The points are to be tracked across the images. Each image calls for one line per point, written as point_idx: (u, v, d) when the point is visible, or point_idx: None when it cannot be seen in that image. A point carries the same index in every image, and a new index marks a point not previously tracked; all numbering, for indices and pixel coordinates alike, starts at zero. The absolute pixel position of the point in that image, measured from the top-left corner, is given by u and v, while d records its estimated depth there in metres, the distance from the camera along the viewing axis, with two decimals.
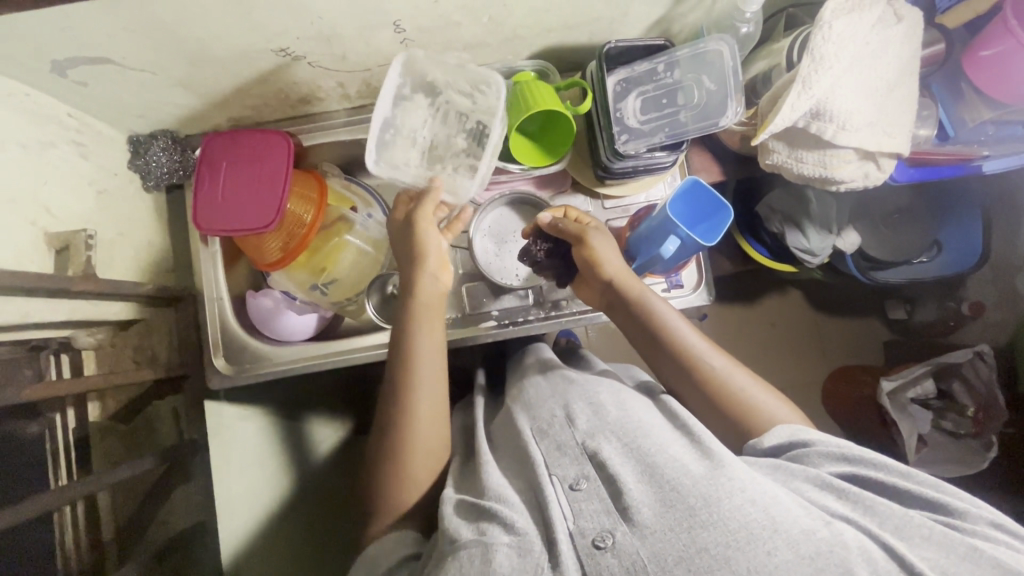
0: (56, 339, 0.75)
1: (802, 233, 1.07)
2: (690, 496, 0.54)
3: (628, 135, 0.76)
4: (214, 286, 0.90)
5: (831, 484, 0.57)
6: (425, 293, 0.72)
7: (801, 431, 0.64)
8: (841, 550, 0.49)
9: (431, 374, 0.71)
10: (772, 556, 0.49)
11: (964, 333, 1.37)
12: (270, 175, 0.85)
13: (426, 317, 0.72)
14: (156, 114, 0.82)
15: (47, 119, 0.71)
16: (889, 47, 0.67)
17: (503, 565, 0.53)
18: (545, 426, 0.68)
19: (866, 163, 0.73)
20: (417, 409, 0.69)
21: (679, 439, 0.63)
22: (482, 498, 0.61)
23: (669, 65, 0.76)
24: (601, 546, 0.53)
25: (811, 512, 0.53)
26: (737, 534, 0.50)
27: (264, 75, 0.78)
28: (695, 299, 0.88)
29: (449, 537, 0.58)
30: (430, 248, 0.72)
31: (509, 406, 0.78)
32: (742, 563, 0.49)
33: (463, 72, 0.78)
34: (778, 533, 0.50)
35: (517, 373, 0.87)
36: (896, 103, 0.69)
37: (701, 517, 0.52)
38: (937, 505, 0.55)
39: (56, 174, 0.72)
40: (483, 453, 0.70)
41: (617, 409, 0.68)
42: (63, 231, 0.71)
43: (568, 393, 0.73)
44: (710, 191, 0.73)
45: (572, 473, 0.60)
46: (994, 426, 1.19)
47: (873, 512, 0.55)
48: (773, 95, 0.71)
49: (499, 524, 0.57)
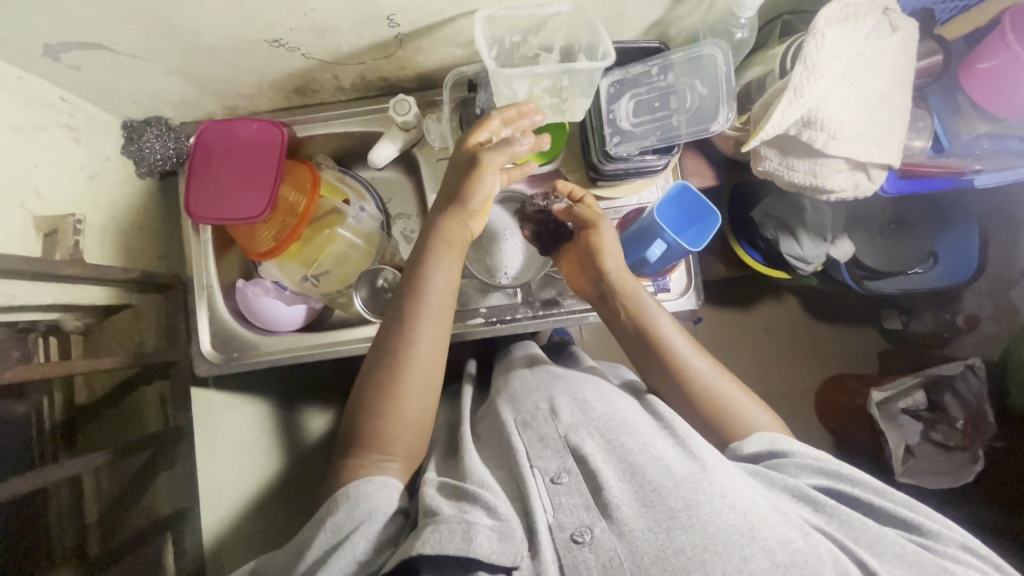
0: (43, 322, 0.77)
1: (796, 240, 1.07)
2: (670, 498, 0.55)
3: (621, 136, 0.76)
4: (205, 273, 0.91)
5: (808, 497, 0.58)
6: (453, 233, 0.72)
7: (781, 440, 0.65)
8: (816, 563, 0.50)
9: (438, 318, 0.71)
10: (748, 563, 0.49)
11: (961, 345, 1.34)
12: (264, 165, 0.86)
13: (445, 254, 0.71)
14: (149, 100, 0.83)
15: (40, 102, 0.71)
16: (883, 57, 0.66)
17: (482, 544, 0.54)
18: (529, 418, 0.68)
19: (857, 172, 0.72)
20: (419, 347, 0.69)
21: (664, 437, 0.64)
22: (464, 481, 0.62)
23: (663, 68, 0.75)
24: (579, 540, 0.55)
25: (789, 520, 0.54)
26: (715, 537, 0.51)
27: (258, 65, 0.78)
28: (684, 303, 0.88)
29: (430, 510, 0.59)
30: (479, 193, 0.69)
31: (494, 399, 0.78)
32: (716, 566, 0.49)
33: (539, 23, 0.72)
34: (755, 541, 0.51)
35: (503, 367, 0.87)
36: (889, 114, 0.69)
37: (680, 519, 0.53)
38: (910, 525, 0.57)
39: (47, 158, 0.72)
40: (466, 442, 0.70)
41: (601, 404, 0.69)
42: (52, 215, 0.70)
43: (554, 387, 0.73)
44: (698, 196, 0.72)
45: (553, 466, 0.61)
46: (982, 440, 1.18)
47: (849, 527, 0.56)
48: (766, 102, 0.70)
49: (481, 507, 0.58)
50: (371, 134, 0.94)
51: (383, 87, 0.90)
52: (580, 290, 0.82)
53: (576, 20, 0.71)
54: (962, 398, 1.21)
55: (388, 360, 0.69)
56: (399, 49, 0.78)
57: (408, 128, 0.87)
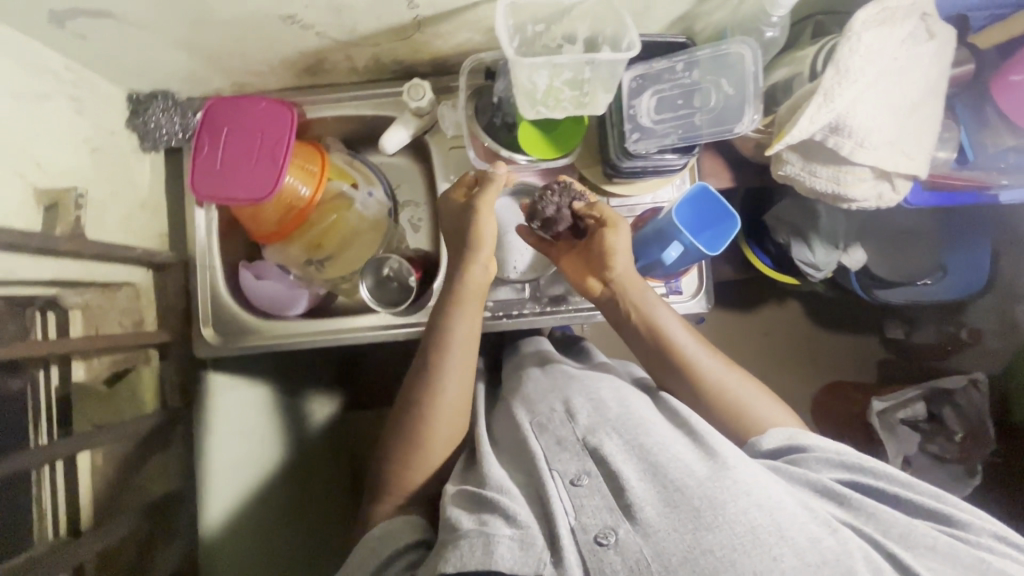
0: (42, 296, 0.74)
1: (808, 247, 1.06)
2: (694, 497, 0.53)
3: (640, 133, 0.74)
4: (207, 254, 0.89)
5: (832, 491, 0.57)
6: (473, 282, 0.75)
7: (800, 436, 0.65)
8: (847, 559, 0.49)
9: (463, 366, 0.74)
10: (779, 562, 0.48)
11: (960, 359, 1.36)
12: (271, 146, 0.84)
13: (468, 303, 0.75)
14: (155, 73, 0.80)
15: (42, 70, 0.69)
16: (918, 65, 0.64)
17: (505, 556, 0.53)
18: (545, 421, 0.68)
19: (881, 182, 0.71)
20: (443, 397, 0.72)
21: (684, 441, 0.62)
22: (483, 488, 0.61)
23: (688, 65, 0.73)
24: (603, 542, 0.53)
25: (817, 517, 0.53)
26: (743, 537, 0.49)
27: (270, 41, 0.75)
28: (694, 306, 0.86)
29: (452, 525, 0.57)
30: (484, 233, 0.74)
31: (508, 401, 0.77)
32: (747, 566, 0.48)
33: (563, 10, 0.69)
34: (785, 540, 0.49)
35: (515, 366, 0.88)
36: (920, 124, 0.67)
37: (706, 519, 0.51)
38: (940, 515, 0.56)
39: (49, 128, 0.69)
40: (484, 445, 0.69)
41: (618, 406, 0.69)
42: (53, 188, 0.68)
43: (568, 388, 0.73)
44: (719, 199, 0.70)
45: (573, 469, 0.60)
46: (981, 453, 1.19)
47: (878, 522, 0.55)
48: (793, 105, 0.69)
49: (500, 516, 0.57)
50: (382, 119, 0.91)
51: (397, 71, 0.87)
52: (583, 288, 0.79)
53: (602, 10, 0.69)
54: (966, 413, 1.22)
55: (416, 412, 0.72)
56: (417, 32, 0.76)
57: (421, 114, 0.85)
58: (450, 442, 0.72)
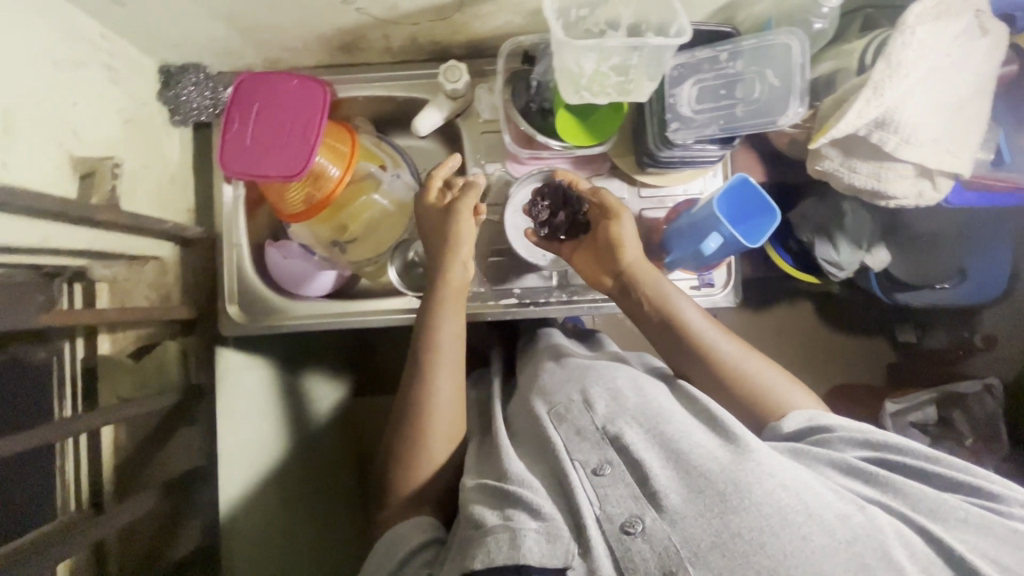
0: (72, 268, 0.74)
1: (833, 246, 1.05)
2: (719, 482, 0.53)
3: (680, 123, 0.73)
4: (235, 230, 0.89)
5: (856, 470, 0.58)
6: (454, 285, 0.76)
7: (821, 417, 0.64)
8: (878, 535, 0.50)
9: (451, 370, 0.74)
10: (809, 542, 0.49)
11: (971, 363, 1.36)
12: (302, 123, 0.82)
13: (453, 304, 0.76)
14: (189, 45, 0.79)
15: (80, 37, 0.67)
16: (969, 62, 0.64)
17: (532, 549, 0.53)
18: (563, 411, 0.66)
19: (922, 179, 0.70)
20: (436, 400, 0.72)
21: (700, 426, 0.62)
22: (504, 481, 0.61)
23: (732, 55, 0.72)
24: (630, 531, 0.53)
25: (843, 496, 0.53)
26: (771, 519, 0.50)
27: (309, 15, 0.74)
28: (722, 300, 0.86)
29: (475, 522, 0.57)
30: (466, 237, 0.76)
31: (523, 394, 0.76)
32: (777, 548, 0.49)
33: None
34: (813, 520, 0.50)
35: (530, 365, 0.83)
36: (965, 122, 0.67)
37: (732, 503, 0.52)
38: (971, 488, 0.55)
39: (83, 96, 0.68)
40: (501, 438, 0.68)
41: (635, 395, 0.67)
42: (88, 157, 0.68)
43: (585, 377, 0.71)
44: (759, 191, 0.70)
45: (594, 459, 0.60)
46: (991, 457, 1.19)
47: (905, 497, 0.55)
48: (838, 99, 0.68)
49: (524, 510, 0.56)
50: (414, 100, 0.90)
51: (432, 52, 0.86)
52: (596, 284, 0.79)
53: None
54: (975, 418, 1.22)
55: (412, 414, 0.72)
56: (457, 12, 0.75)
57: (456, 97, 0.84)
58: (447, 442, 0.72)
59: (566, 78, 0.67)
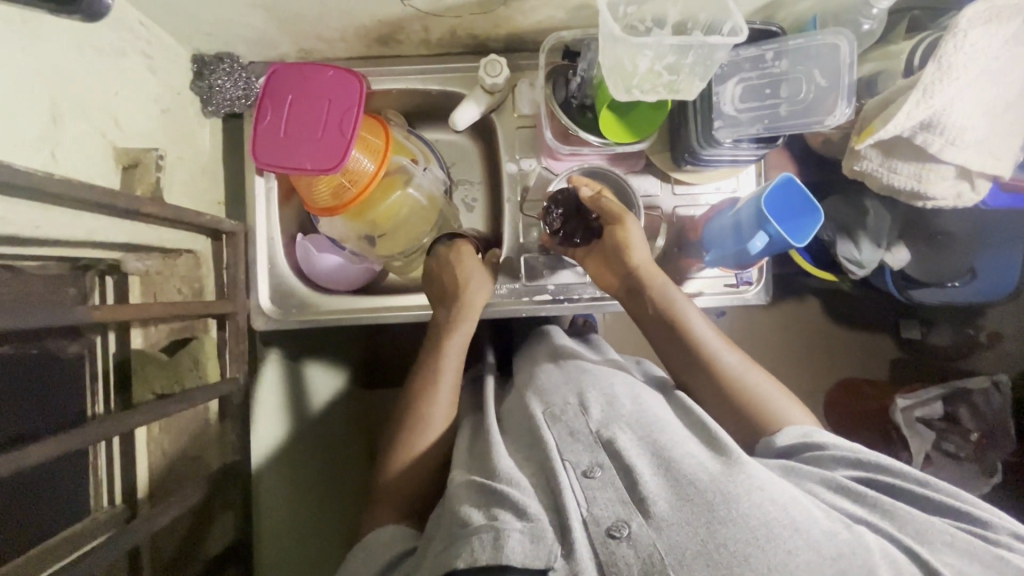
0: (108, 261, 0.73)
1: (855, 244, 1.01)
2: (708, 491, 0.53)
3: (723, 121, 0.73)
4: (266, 224, 0.88)
5: (847, 487, 0.57)
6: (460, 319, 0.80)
7: (814, 434, 0.64)
8: (864, 553, 0.49)
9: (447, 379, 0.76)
10: (794, 557, 0.48)
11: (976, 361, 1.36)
12: (337, 116, 0.81)
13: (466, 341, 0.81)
14: (225, 34, 0.78)
15: (121, 25, 0.66)
16: (1016, 67, 0.65)
17: (515, 550, 0.51)
18: (558, 412, 0.66)
19: (962, 181, 0.72)
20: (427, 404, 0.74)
21: (695, 438, 0.62)
22: (492, 480, 0.59)
23: (778, 54, 0.72)
24: (616, 535, 0.52)
25: (831, 514, 0.53)
26: (757, 532, 0.49)
27: (352, 6, 0.73)
28: (753, 298, 0.87)
29: (461, 521, 0.55)
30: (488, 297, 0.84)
31: (519, 390, 0.76)
32: (761, 561, 0.48)
33: None
34: (799, 535, 0.50)
35: (527, 359, 0.86)
36: (1006, 126, 0.68)
37: (720, 513, 0.51)
38: (959, 513, 0.55)
39: (124, 85, 0.67)
40: (493, 434, 0.67)
41: (632, 402, 0.68)
42: (131, 148, 0.67)
43: (582, 380, 0.72)
44: (804, 190, 0.70)
45: (585, 461, 0.59)
46: (996, 453, 1.22)
47: (894, 518, 0.54)
48: (884, 100, 0.69)
49: (510, 510, 0.54)
50: (448, 94, 0.89)
51: (468, 45, 0.86)
52: (605, 285, 0.81)
53: None
54: (980, 413, 1.24)
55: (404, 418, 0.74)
56: (501, 5, 0.74)
57: (493, 91, 0.83)
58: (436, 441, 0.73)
59: (618, 73, 0.67)
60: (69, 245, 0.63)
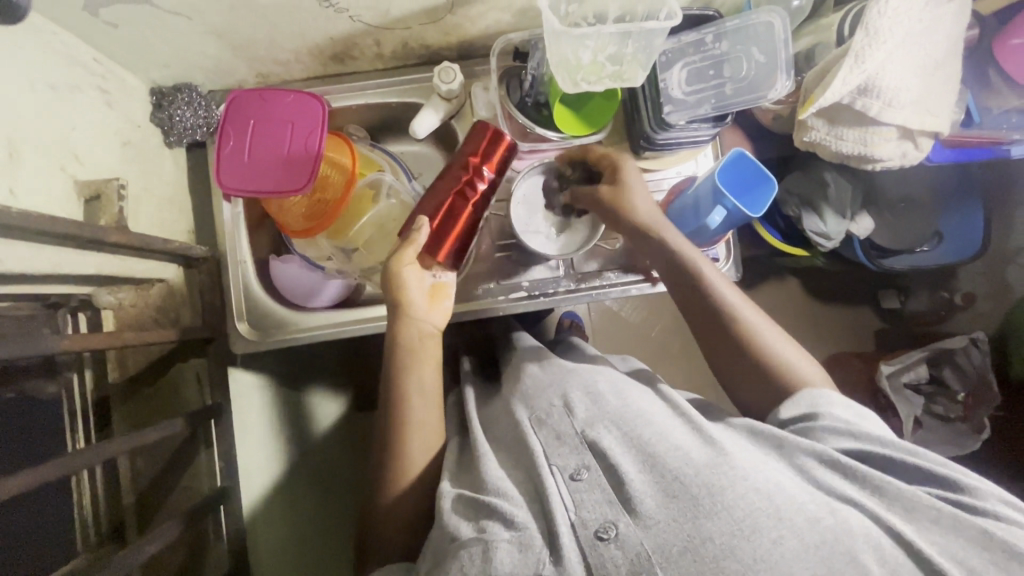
0: (77, 298, 0.71)
1: (819, 216, 1.03)
2: (692, 486, 0.53)
3: (673, 105, 0.75)
4: (239, 248, 0.87)
5: (836, 462, 0.56)
6: (410, 335, 0.74)
7: (820, 401, 0.63)
8: (847, 539, 0.49)
9: (425, 408, 0.72)
10: (779, 545, 0.48)
11: (953, 322, 1.37)
12: (302, 136, 0.82)
13: (417, 359, 0.73)
14: (182, 65, 0.79)
15: (74, 61, 0.68)
16: (940, 26, 0.68)
17: (504, 561, 0.52)
18: (543, 415, 0.66)
19: (904, 141, 0.75)
20: (409, 417, 0.71)
21: (683, 431, 0.62)
22: (482, 493, 0.60)
23: (717, 36, 0.75)
24: (603, 537, 0.52)
25: (816, 498, 0.53)
26: (743, 522, 0.50)
27: (304, 27, 0.75)
28: (724, 274, 0.88)
29: (451, 535, 0.57)
30: (411, 291, 0.73)
31: (506, 395, 0.75)
32: (747, 552, 0.48)
33: None
34: (783, 522, 0.50)
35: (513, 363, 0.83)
36: (939, 85, 0.71)
37: (705, 507, 0.51)
38: (943, 481, 0.55)
39: (82, 120, 0.68)
40: (480, 444, 0.68)
41: (615, 397, 0.68)
42: (93, 180, 0.68)
43: (567, 380, 0.71)
44: (755, 163, 0.73)
45: (572, 463, 0.59)
46: (986, 409, 1.21)
47: (883, 494, 0.54)
48: (821, 71, 0.72)
49: (499, 521, 0.55)
50: (407, 105, 0.91)
51: (422, 55, 0.88)
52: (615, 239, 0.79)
53: None
54: (964, 373, 1.23)
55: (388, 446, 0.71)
56: (448, 13, 0.77)
57: (450, 97, 0.86)
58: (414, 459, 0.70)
59: (563, 65, 0.69)
60: (36, 282, 0.63)
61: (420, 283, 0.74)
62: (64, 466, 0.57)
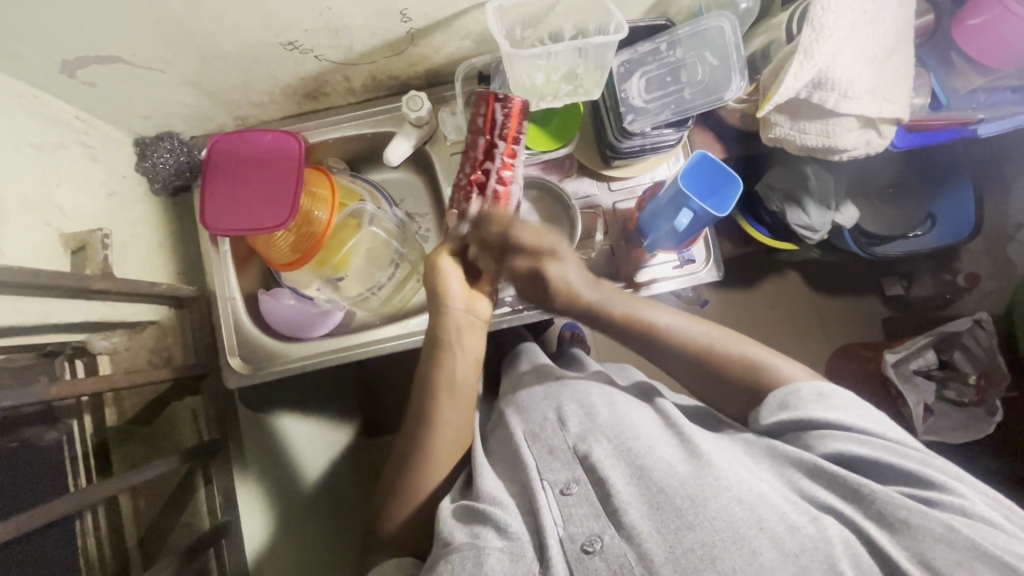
0: (73, 343, 0.74)
1: (803, 210, 1.02)
2: (676, 497, 0.53)
3: (634, 114, 0.77)
4: (226, 285, 0.90)
5: (822, 469, 0.55)
6: (452, 327, 0.71)
7: (792, 400, 0.62)
8: (825, 546, 0.49)
9: (456, 412, 0.72)
10: (760, 556, 0.48)
11: (962, 304, 1.32)
12: (280, 175, 0.83)
13: (460, 340, 0.72)
14: (161, 115, 0.83)
15: (57, 121, 0.72)
16: (887, 15, 0.70)
17: (494, 569, 0.52)
18: (537, 430, 0.66)
19: (868, 130, 0.76)
20: (439, 418, 0.71)
21: (669, 441, 0.62)
22: (476, 502, 0.60)
23: (671, 44, 0.78)
24: (589, 550, 0.52)
25: (797, 507, 0.52)
26: (724, 533, 0.50)
27: (274, 69, 0.79)
28: (705, 275, 0.88)
29: (443, 540, 0.57)
30: (453, 284, 0.70)
31: (502, 410, 0.76)
32: (727, 562, 0.48)
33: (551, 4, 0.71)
34: (764, 532, 0.49)
35: (512, 382, 0.83)
36: (894, 70, 0.72)
37: (688, 518, 0.51)
38: (918, 481, 0.52)
39: (66, 176, 0.72)
40: (478, 456, 0.67)
41: (611, 413, 0.66)
42: (79, 232, 0.71)
43: (563, 394, 0.71)
44: (719, 164, 0.74)
45: (563, 478, 0.59)
46: (996, 391, 1.14)
47: (861, 500, 0.52)
48: (775, 69, 0.73)
49: (491, 527, 0.56)
50: (381, 134, 0.94)
51: (392, 84, 0.91)
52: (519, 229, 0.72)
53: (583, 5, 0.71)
54: (973, 354, 1.17)
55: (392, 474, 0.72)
56: (410, 44, 0.80)
57: (421, 124, 0.88)
58: (407, 484, 0.70)
59: (521, 82, 0.73)
60: (27, 334, 0.66)
61: (461, 275, 0.71)
62: (54, 509, 0.58)
